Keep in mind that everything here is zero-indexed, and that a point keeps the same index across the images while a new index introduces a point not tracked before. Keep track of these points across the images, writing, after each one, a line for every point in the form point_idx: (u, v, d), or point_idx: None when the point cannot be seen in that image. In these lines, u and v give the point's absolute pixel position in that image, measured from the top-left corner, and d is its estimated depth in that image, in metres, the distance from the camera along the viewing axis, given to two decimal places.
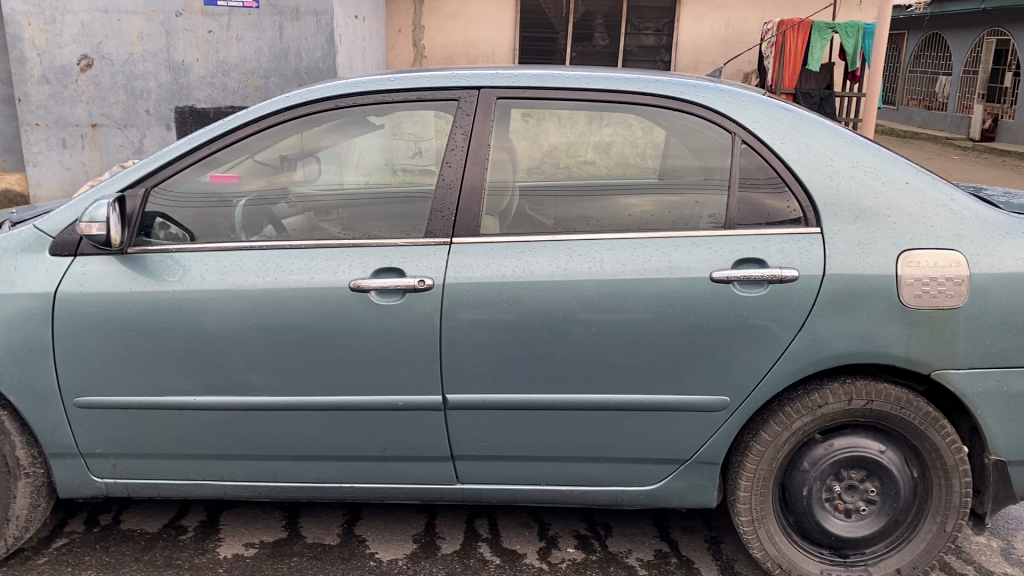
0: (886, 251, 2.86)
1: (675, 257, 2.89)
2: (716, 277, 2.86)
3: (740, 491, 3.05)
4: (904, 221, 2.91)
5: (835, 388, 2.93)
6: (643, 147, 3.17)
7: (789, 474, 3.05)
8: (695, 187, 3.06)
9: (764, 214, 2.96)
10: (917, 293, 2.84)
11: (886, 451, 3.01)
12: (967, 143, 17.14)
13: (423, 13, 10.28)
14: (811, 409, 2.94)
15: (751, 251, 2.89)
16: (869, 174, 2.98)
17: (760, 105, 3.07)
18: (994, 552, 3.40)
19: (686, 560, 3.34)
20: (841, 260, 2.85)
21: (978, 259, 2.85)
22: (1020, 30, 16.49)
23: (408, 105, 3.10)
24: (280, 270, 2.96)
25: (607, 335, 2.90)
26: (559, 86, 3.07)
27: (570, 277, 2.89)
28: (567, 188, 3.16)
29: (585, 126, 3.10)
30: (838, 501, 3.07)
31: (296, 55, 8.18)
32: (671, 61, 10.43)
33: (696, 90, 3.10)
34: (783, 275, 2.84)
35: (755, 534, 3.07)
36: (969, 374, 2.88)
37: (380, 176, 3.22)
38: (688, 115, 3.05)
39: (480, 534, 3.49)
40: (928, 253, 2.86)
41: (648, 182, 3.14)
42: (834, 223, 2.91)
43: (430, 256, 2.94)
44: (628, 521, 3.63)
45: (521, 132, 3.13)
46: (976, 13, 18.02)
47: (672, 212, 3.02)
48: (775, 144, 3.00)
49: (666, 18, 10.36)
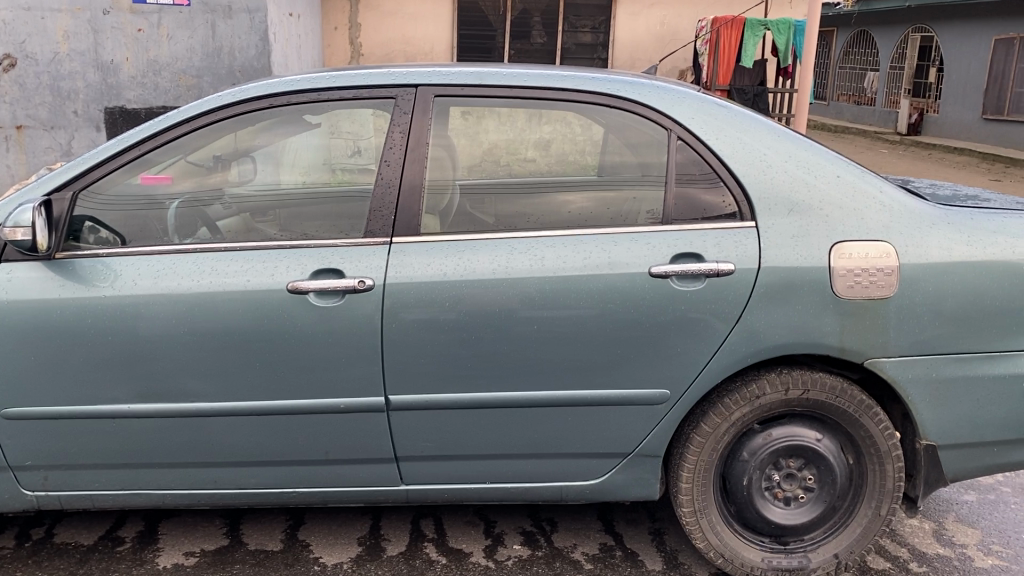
0: (818, 244, 2.93)
1: (615, 253, 2.91)
2: (654, 273, 2.89)
3: (683, 483, 3.08)
4: (835, 213, 2.98)
5: (772, 379, 2.99)
6: (583, 145, 3.17)
7: (729, 464, 3.10)
8: (632, 183, 3.09)
9: (700, 209, 3.00)
10: (849, 284, 2.92)
11: (822, 439, 3.09)
12: (895, 137, 17.68)
13: (359, 11, 10.17)
14: (748, 400, 2.99)
15: (687, 246, 2.93)
16: (801, 169, 3.04)
17: (694, 101, 3.11)
18: (927, 533, 3.50)
19: (631, 552, 3.37)
20: (775, 253, 2.91)
21: (907, 249, 2.94)
22: (943, 28, 17.09)
23: (344, 104, 3.07)
24: (214, 272, 2.90)
25: (550, 332, 2.91)
26: (496, 84, 3.07)
27: (512, 274, 2.89)
28: (509, 186, 3.09)
29: (525, 124, 3.11)
30: (777, 490, 3.13)
31: (229, 54, 8.04)
32: (608, 59, 10.51)
33: (632, 86, 3.12)
34: (719, 269, 2.89)
35: (697, 525, 3.11)
36: (899, 362, 2.97)
37: (317, 175, 3.16)
38: (625, 112, 3.08)
39: (425, 534, 3.47)
40: (859, 245, 2.94)
41: (589, 179, 3.13)
42: (768, 218, 2.96)
43: (369, 256, 2.91)
44: (574, 516, 3.65)
45: (462, 130, 3.10)
46: (900, 11, 18.58)
47: (611, 209, 3.04)
48: (709, 139, 3.04)
49: (603, 16, 10.42)
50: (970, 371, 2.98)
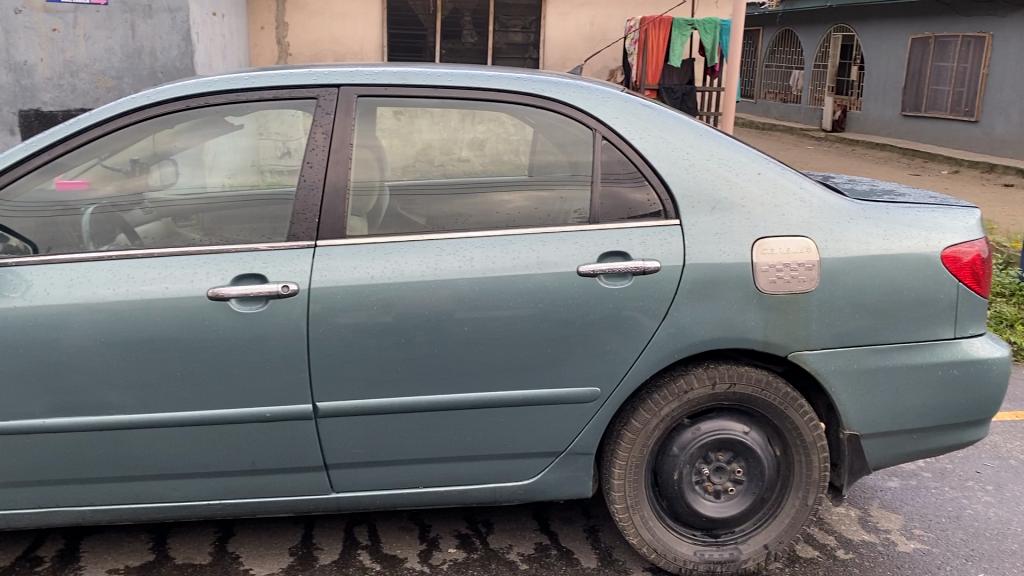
0: (741, 240, 2.98)
1: (543, 253, 2.91)
2: (582, 272, 2.90)
3: (615, 480, 3.10)
4: (757, 210, 3.03)
5: (700, 374, 3.03)
6: (516, 145, 3.13)
7: (659, 459, 3.13)
8: (562, 183, 3.08)
9: (626, 208, 3.02)
10: (772, 279, 2.97)
11: (750, 432, 3.13)
12: (820, 134, 18.15)
13: (286, 10, 10.01)
14: (677, 396, 3.02)
15: (614, 245, 2.94)
16: (723, 167, 3.08)
17: (619, 101, 3.13)
18: (853, 521, 3.59)
19: (566, 551, 3.38)
20: (700, 250, 2.95)
21: (826, 244, 3.00)
22: (863, 27, 17.61)
23: (266, 104, 3.00)
24: (131, 280, 2.80)
25: (480, 333, 2.89)
26: (421, 84, 3.04)
27: (440, 276, 2.86)
28: (443, 187, 3.04)
29: (458, 124, 3.06)
30: (707, 483, 3.17)
31: (150, 54, 7.82)
32: (539, 58, 10.54)
33: (556, 86, 3.12)
34: (645, 267, 2.91)
35: (630, 521, 3.13)
36: (822, 354, 3.03)
37: (245, 177, 3.05)
38: (551, 112, 3.08)
39: (359, 542, 3.42)
40: (780, 241, 2.99)
41: (520, 179, 3.09)
42: (692, 216, 3.00)
43: (293, 260, 2.85)
44: (509, 517, 3.64)
45: (393, 130, 3.07)
46: (822, 11, 19.07)
47: (541, 209, 3.03)
48: (633, 138, 3.06)
49: (533, 15, 10.45)
50: (890, 361, 3.06)
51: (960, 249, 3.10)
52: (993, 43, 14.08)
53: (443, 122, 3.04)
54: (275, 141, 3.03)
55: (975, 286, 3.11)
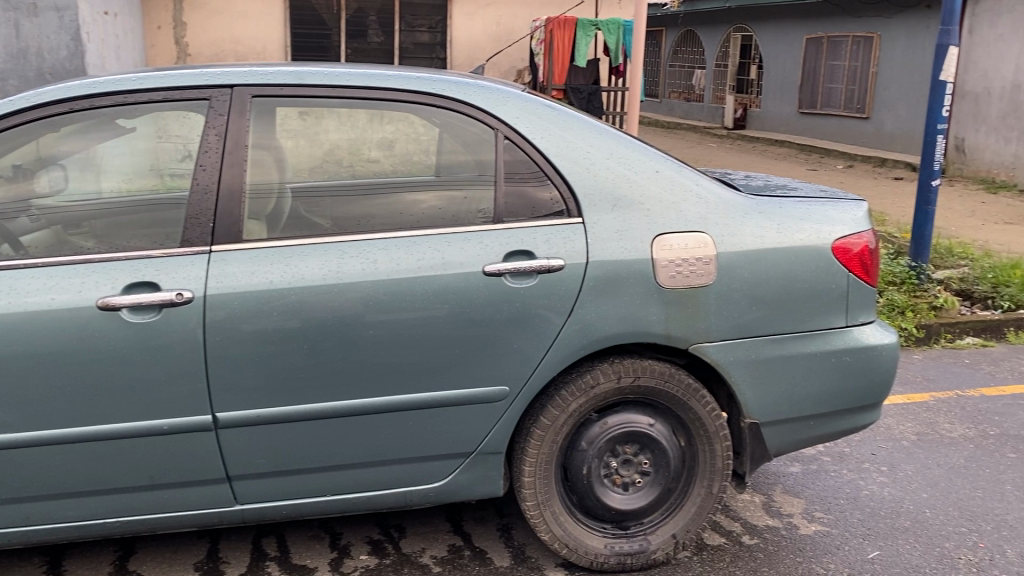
0: (641, 237, 3.03)
1: (448, 254, 2.90)
2: (487, 271, 2.90)
3: (525, 477, 3.12)
4: (656, 207, 3.09)
5: (605, 369, 3.07)
6: (426, 145, 3.05)
7: (569, 455, 3.16)
8: (469, 183, 3.05)
9: (529, 207, 3.03)
10: (672, 274, 3.03)
11: (655, 424, 3.19)
12: (722, 132, 18.66)
13: (184, 9, 9.72)
14: (584, 391, 3.06)
15: (518, 244, 2.95)
16: (623, 165, 3.13)
17: (519, 101, 3.14)
18: (757, 507, 3.70)
19: (479, 551, 3.38)
20: (602, 247, 2.99)
21: (723, 239, 3.08)
22: (760, 27, 18.16)
23: (155, 105, 2.90)
24: (14, 292, 2.67)
25: (386, 336, 2.86)
26: (317, 84, 2.98)
27: (343, 279, 2.82)
28: (350, 188, 2.98)
29: (367, 125, 3.00)
30: (615, 476, 3.21)
31: (36, 55, 7.46)
32: (446, 58, 10.50)
33: (456, 86, 3.11)
34: (549, 265, 2.93)
35: (541, 517, 3.15)
36: (722, 346, 3.11)
37: (143, 181, 2.89)
38: (452, 112, 3.06)
39: (268, 553, 3.34)
40: (679, 236, 3.06)
41: (428, 180, 3.04)
42: (594, 214, 3.03)
43: (187, 266, 2.76)
44: (422, 520, 3.62)
45: (300, 131, 2.98)
46: (721, 12, 19.60)
47: (449, 210, 3.00)
48: (535, 138, 3.08)
49: (439, 15, 10.40)
50: (786, 351, 3.16)
51: (849, 240, 3.23)
52: (881, 42, 14.72)
53: (351, 123, 2.97)
54: (176, 142, 2.89)
55: (863, 275, 3.24)
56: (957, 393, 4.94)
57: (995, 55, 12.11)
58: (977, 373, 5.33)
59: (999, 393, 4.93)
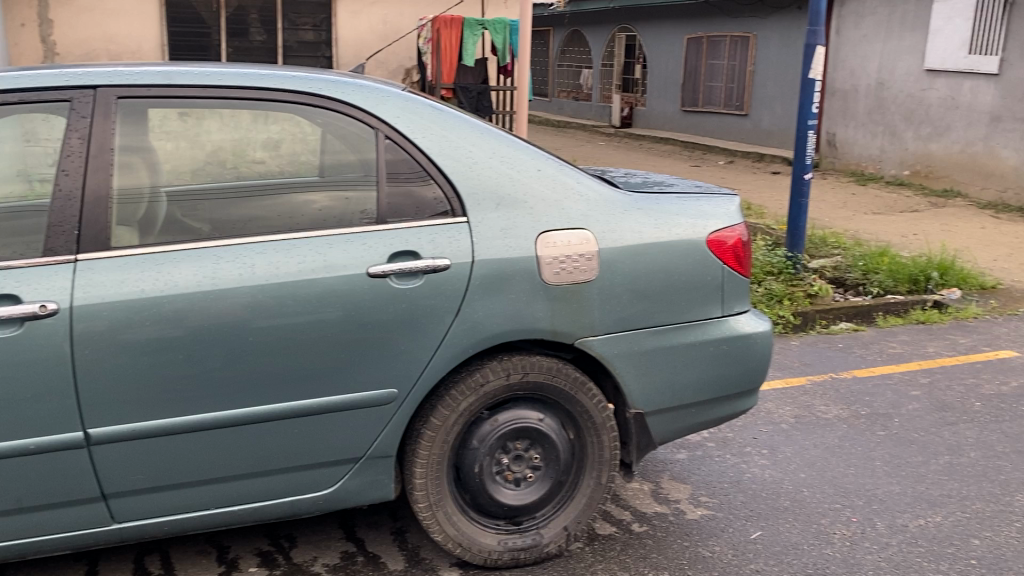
0: (525, 235, 3.06)
1: (330, 256, 2.85)
2: (371, 273, 2.87)
3: (416, 479, 3.10)
4: (539, 205, 3.12)
5: (494, 366, 3.08)
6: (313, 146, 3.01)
7: (460, 454, 3.15)
8: (354, 183, 3.01)
9: (413, 206, 3.01)
10: (556, 270, 3.07)
11: (545, 419, 3.22)
12: (611, 130, 19.05)
13: (50, 6, 9.24)
14: (473, 389, 3.06)
15: (403, 244, 2.93)
16: (506, 163, 3.15)
17: (400, 100, 3.11)
18: (646, 494, 3.79)
19: (372, 556, 3.34)
20: (486, 246, 3.00)
21: (604, 236, 3.14)
22: (644, 27, 18.61)
23: (11, 108, 2.75)
24: None
25: (269, 343, 2.79)
26: (187, 84, 2.87)
27: (222, 286, 2.73)
28: (229, 191, 2.90)
29: (250, 125, 2.93)
30: (507, 472, 3.22)
31: None
32: (332, 58, 10.34)
33: (335, 85, 3.04)
34: (434, 265, 2.92)
35: (434, 518, 3.14)
36: (606, 339, 3.17)
37: (8, 187, 2.75)
38: (332, 111, 3.00)
39: (151, 572, 3.22)
40: (562, 234, 3.10)
41: (310, 181, 2.99)
42: (478, 212, 3.04)
43: (51, 276, 2.63)
44: (313, 528, 3.55)
45: (181, 133, 2.87)
46: (606, 12, 19.98)
47: (333, 212, 2.96)
48: (416, 137, 3.06)
49: (323, 13, 10.22)
50: (668, 342, 3.26)
51: (723, 234, 3.35)
52: (757, 42, 15.33)
53: (233, 123, 2.90)
54: (47, 145, 2.76)
55: (737, 267, 3.37)
56: (832, 376, 5.20)
57: (861, 54, 12.78)
58: (849, 356, 5.62)
59: (869, 374, 5.22)
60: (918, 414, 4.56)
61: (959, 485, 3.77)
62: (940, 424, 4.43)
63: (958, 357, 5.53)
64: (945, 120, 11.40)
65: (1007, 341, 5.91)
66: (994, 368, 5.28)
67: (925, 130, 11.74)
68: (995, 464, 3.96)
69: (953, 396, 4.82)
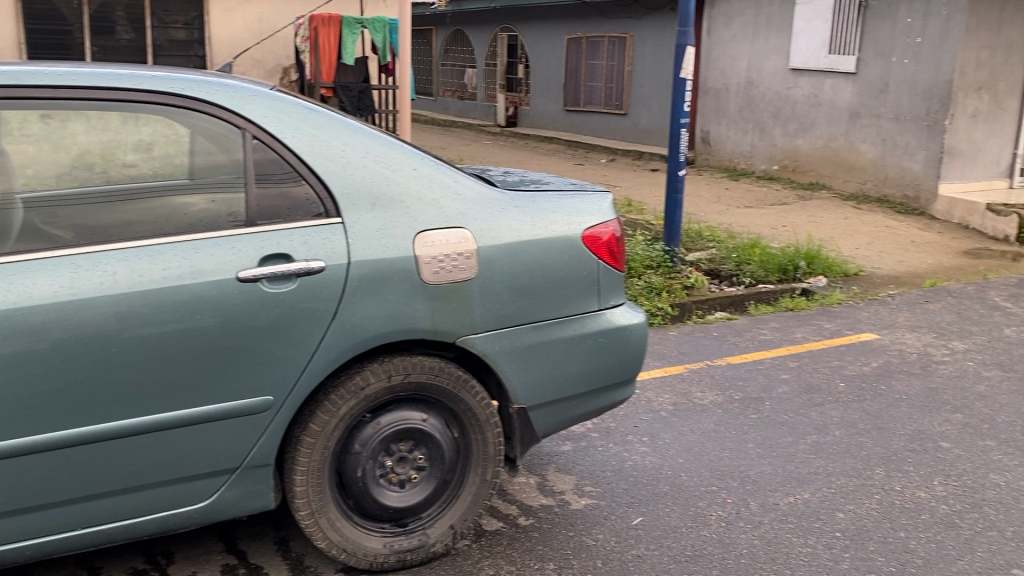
0: (402, 234, 3.04)
1: (197, 261, 2.76)
2: (242, 277, 2.79)
3: (297, 486, 3.04)
4: (415, 204, 3.10)
5: (374, 368, 3.05)
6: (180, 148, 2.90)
7: (342, 459, 3.10)
8: (227, 185, 2.93)
9: (286, 209, 2.95)
10: (434, 269, 3.07)
11: (428, 419, 3.21)
12: (496, 129, 19.17)
13: None
14: (354, 393, 3.02)
15: (274, 247, 2.87)
16: (380, 163, 3.12)
17: (268, 99, 3.04)
18: (532, 488, 3.84)
19: (255, 568, 3.26)
20: (361, 246, 2.97)
21: (480, 234, 3.16)
22: (525, 27, 18.80)
23: None
24: None
25: (137, 353, 2.68)
26: (36, 84, 2.71)
27: (83, 295, 2.61)
28: (92, 197, 2.78)
29: (117, 128, 2.81)
30: (391, 475, 3.19)
31: None
32: (206, 56, 10.02)
33: (199, 85, 2.94)
34: (308, 267, 2.87)
35: (316, 525, 3.09)
36: (486, 336, 3.19)
37: None
38: (197, 112, 2.90)
39: None
40: (439, 232, 3.09)
41: (180, 184, 2.89)
42: (352, 213, 3.00)
43: None
44: (191, 543, 3.43)
45: (45, 135, 2.73)
46: (488, 11, 20.08)
47: (203, 215, 2.87)
48: (286, 138, 3.00)
49: (195, 11, 9.89)
50: (547, 337, 3.31)
51: (597, 230, 3.42)
52: (634, 42, 15.75)
53: (100, 125, 2.79)
54: None
55: (612, 262, 3.45)
56: (708, 363, 5.40)
57: (731, 54, 13.30)
58: (724, 344, 5.84)
59: (742, 361, 5.45)
60: (787, 396, 4.79)
61: (825, 462, 3.98)
62: (807, 404, 4.67)
63: (824, 341, 5.84)
64: (809, 117, 11.99)
65: (867, 324, 6.28)
66: (856, 350, 5.60)
67: (792, 127, 12.32)
68: (857, 440, 4.20)
69: (819, 378, 5.08)
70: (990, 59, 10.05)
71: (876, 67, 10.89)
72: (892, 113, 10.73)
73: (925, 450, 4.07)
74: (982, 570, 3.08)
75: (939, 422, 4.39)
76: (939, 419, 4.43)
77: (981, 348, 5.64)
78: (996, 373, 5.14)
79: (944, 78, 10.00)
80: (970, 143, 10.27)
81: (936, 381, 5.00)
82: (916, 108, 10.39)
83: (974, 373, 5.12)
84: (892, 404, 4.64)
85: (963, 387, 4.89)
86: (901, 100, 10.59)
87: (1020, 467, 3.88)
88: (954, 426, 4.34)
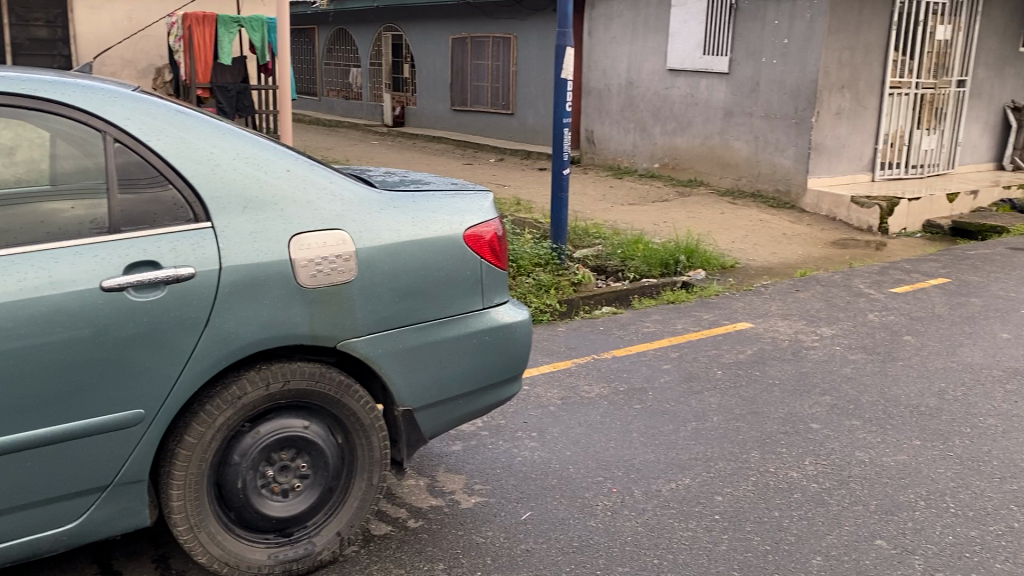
0: (276, 237, 2.96)
1: (56, 271, 2.62)
2: (105, 286, 2.67)
3: (174, 501, 2.94)
4: (290, 206, 3.04)
5: (251, 376, 2.98)
6: (37, 153, 2.76)
7: (221, 471, 3.01)
8: (92, 192, 2.80)
9: (153, 214, 2.84)
10: (311, 273, 3.01)
11: (311, 426, 3.14)
12: (383, 129, 18.98)
13: None
14: (230, 402, 2.94)
15: (140, 254, 2.75)
16: (251, 165, 3.04)
17: (129, 101, 2.92)
18: (422, 490, 3.82)
19: None
20: (234, 251, 2.88)
21: (359, 236, 3.12)
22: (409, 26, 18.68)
23: None
24: None
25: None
26: None
27: None
28: None
29: None
30: (274, 484, 3.11)
31: None
32: (71, 56, 9.53)
33: (54, 86, 2.80)
34: (177, 275, 2.78)
35: (195, 540, 2.99)
36: (368, 339, 3.16)
37: None
38: (52, 116, 2.76)
39: None
40: (316, 235, 3.04)
41: (44, 189, 2.76)
42: (223, 217, 2.91)
43: None
44: (61, 567, 3.26)
45: None
46: (371, 11, 19.86)
47: (66, 222, 2.73)
48: (150, 141, 2.89)
49: (57, 8, 9.39)
50: (431, 338, 3.30)
51: (479, 229, 3.44)
52: (517, 43, 15.90)
53: None
54: None
55: (494, 261, 3.48)
56: (593, 357, 5.50)
57: (611, 55, 13.60)
58: (609, 338, 5.97)
59: (626, 353, 5.58)
60: (669, 386, 4.94)
61: (705, 448, 4.12)
62: (687, 393, 4.83)
63: (703, 331, 6.05)
64: (687, 116, 12.38)
65: (743, 314, 6.54)
66: (733, 339, 5.82)
67: (671, 125, 12.69)
68: (734, 425, 4.37)
69: (699, 367, 5.26)
70: (851, 59, 10.62)
71: (748, 67, 11.34)
72: (763, 112, 11.20)
73: (796, 432, 4.27)
74: (848, 542, 3.26)
75: (808, 404, 4.61)
76: (809, 402, 4.66)
77: (846, 333, 5.96)
78: (860, 356, 5.44)
79: (810, 77, 10.51)
80: (835, 140, 10.84)
81: (806, 366, 5.26)
82: (785, 106, 10.88)
83: (840, 357, 5.41)
84: (765, 389, 4.85)
85: (831, 370, 5.16)
86: (771, 99, 11.06)
87: (881, 443, 4.12)
88: (823, 407, 4.57)
